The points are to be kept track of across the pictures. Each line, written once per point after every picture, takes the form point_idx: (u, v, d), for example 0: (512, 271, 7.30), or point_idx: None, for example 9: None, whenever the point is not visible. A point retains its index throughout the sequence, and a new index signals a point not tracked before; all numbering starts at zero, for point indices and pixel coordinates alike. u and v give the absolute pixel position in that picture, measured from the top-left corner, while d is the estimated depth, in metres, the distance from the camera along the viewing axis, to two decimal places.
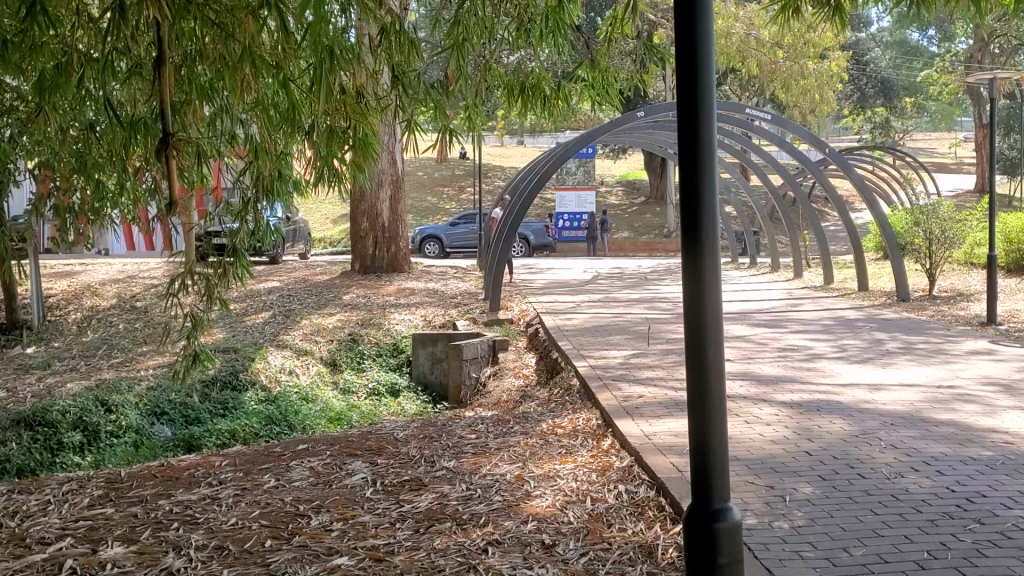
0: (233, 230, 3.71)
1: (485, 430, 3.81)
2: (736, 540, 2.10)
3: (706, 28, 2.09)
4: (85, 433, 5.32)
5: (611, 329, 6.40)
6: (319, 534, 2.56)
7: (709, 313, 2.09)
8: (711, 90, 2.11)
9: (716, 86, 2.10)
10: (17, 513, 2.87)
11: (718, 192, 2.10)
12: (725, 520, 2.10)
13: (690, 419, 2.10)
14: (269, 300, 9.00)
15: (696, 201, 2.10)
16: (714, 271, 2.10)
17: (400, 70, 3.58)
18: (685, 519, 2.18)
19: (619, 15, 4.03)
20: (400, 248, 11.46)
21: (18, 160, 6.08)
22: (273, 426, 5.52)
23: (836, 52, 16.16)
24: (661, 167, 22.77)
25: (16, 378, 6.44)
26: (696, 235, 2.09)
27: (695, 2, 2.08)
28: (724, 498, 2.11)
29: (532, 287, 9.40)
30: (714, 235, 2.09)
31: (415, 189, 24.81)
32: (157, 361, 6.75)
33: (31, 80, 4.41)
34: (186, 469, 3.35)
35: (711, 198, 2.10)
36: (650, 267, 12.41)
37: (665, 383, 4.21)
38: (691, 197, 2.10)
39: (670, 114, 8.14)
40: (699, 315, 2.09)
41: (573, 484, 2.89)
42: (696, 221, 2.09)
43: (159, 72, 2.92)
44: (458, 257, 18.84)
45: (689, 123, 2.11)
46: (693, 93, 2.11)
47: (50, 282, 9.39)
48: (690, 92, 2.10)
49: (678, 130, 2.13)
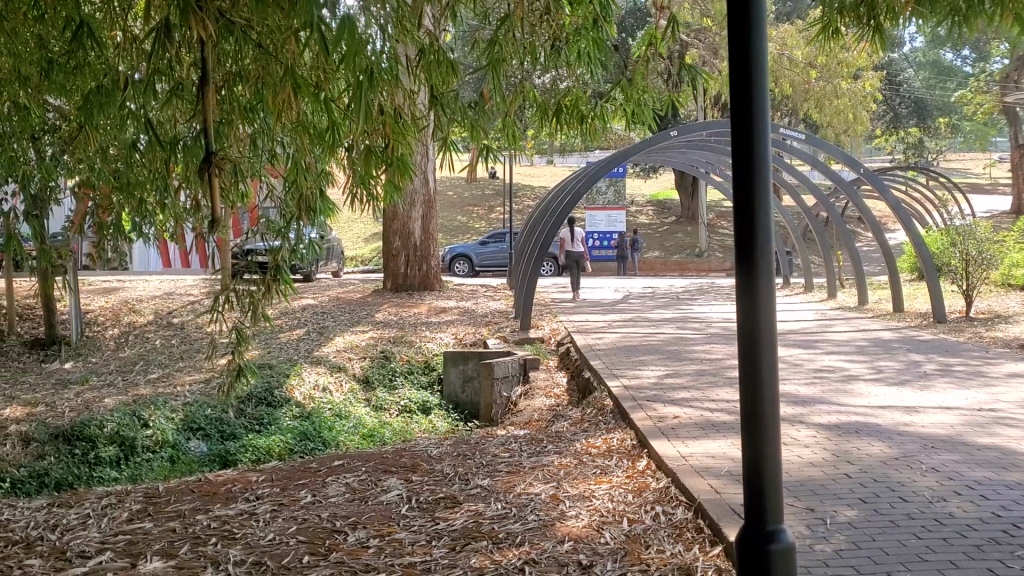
0: (277, 248, 3.87)
1: (519, 448, 3.80)
2: (791, 563, 2.07)
3: (761, 50, 2.10)
4: (122, 447, 5.36)
5: (645, 349, 6.37)
6: (356, 550, 2.56)
7: (763, 334, 2.08)
8: (766, 111, 2.11)
9: (770, 106, 2.11)
10: (57, 527, 2.89)
11: (773, 212, 2.10)
12: (779, 542, 2.07)
13: (744, 438, 2.09)
14: (303, 317, 9.06)
15: (751, 221, 2.10)
16: (769, 292, 2.09)
17: (439, 91, 3.61)
18: (738, 540, 2.16)
19: (657, 34, 4.01)
20: (432, 266, 11.52)
21: (60, 178, 6.18)
22: (307, 441, 5.56)
23: (871, 73, 16.14)
24: (694, 186, 22.70)
25: (56, 392, 6.52)
26: (750, 255, 2.09)
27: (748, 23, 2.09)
28: (778, 520, 2.09)
29: (562, 306, 9.40)
30: (769, 254, 2.09)
31: (446, 208, 24.95)
32: (194, 376, 6.81)
33: (73, 101, 4.49)
34: (223, 484, 3.37)
35: (765, 218, 2.10)
36: (681, 287, 12.37)
37: (701, 404, 4.19)
38: (745, 217, 2.11)
39: (702, 134, 8.13)
40: (754, 336, 2.09)
41: (609, 504, 2.88)
42: (751, 240, 2.10)
43: (204, 92, 2.98)
44: (489, 276, 18.89)
45: (744, 143, 2.11)
46: (748, 113, 2.11)
47: (89, 298, 9.50)
48: (745, 112, 2.11)
49: (733, 152, 2.13)
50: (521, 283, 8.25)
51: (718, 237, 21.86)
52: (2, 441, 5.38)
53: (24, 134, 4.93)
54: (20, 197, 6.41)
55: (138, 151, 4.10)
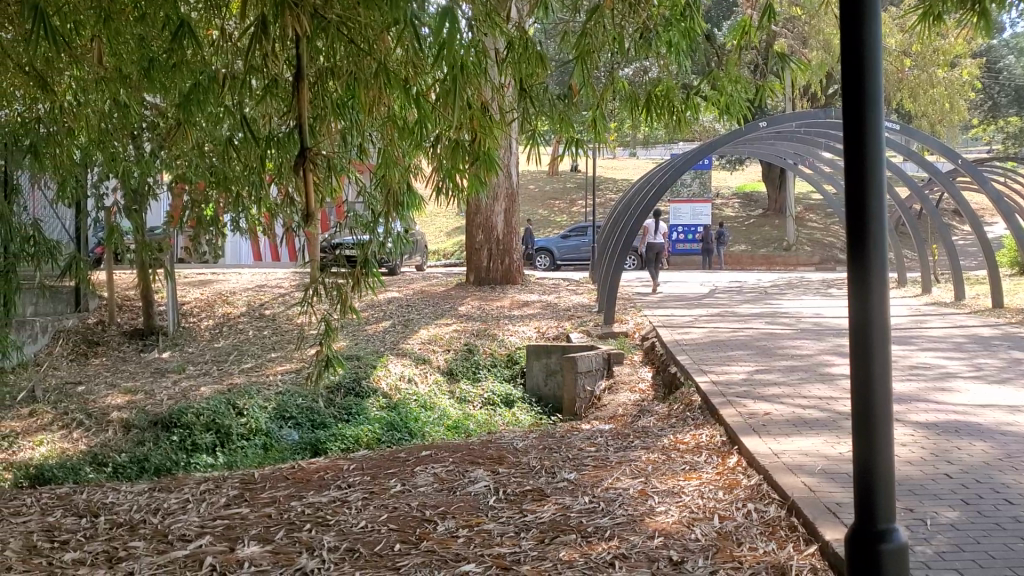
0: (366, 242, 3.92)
1: (606, 443, 3.78)
2: (903, 563, 2.02)
3: (874, 39, 2.05)
4: (217, 435, 5.51)
5: (732, 344, 6.27)
6: (446, 540, 2.58)
7: (876, 330, 2.04)
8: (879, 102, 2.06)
9: (884, 98, 2.06)
10: (158, 510, 3.00)
11: (887, 205, 2.05)
12: (891, 542, 2.03)
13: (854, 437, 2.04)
14: (389, 310, 9.19)
15: (863, 215, 2.05)
16: (882, 287, 2.05)
17: (528, 85, 3.59)
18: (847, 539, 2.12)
19: (750, 23, 3.93)
20: (514, 260, 11.55)
21: (158, 173, 6.38)
22: (394, 432, 5.64)
23: (969, 61, 15.58)
24: (780, 178, 22.25)
25: (154, 381, 6.75)
26: (863, 249, 2.05)
27: (862, 12, 2.04)
28: (889, 520, 2.04)
29: (646, 301, 9.33)
30: (882, 248, 2.05)
31: (529, 202, 24.99)
32: (285, 367, 6.97)
33: (172, 99, 4.64)
34: (315, 472, 3.44)
35: (878, 212, 2.05)
36: (768, 281, 12.15)
37: (791, 401, 4.10)
38: (858, 211, 2.06)
39: (792, 125, 7.95)
40: (866, 333, 2.05)
41: (699, 501, 2.85)
42: (863, 234, 2.05)
43: (298, 87, 3.02)
44: (571, 270, 18.87)
45: (856, 135, 2.07)
46: (860, 104, 2.06)
47: (184, 289, 9.80)
48: (857, 103, 2.07)
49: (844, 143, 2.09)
50: (605, 277, 8.21)
51: (806, 231, 21.41)
52: (105, 427, 5.58)
53: (125, 132, 5.11)
54: (120, 192, 6.64)
55: (233, 145, 4.19)
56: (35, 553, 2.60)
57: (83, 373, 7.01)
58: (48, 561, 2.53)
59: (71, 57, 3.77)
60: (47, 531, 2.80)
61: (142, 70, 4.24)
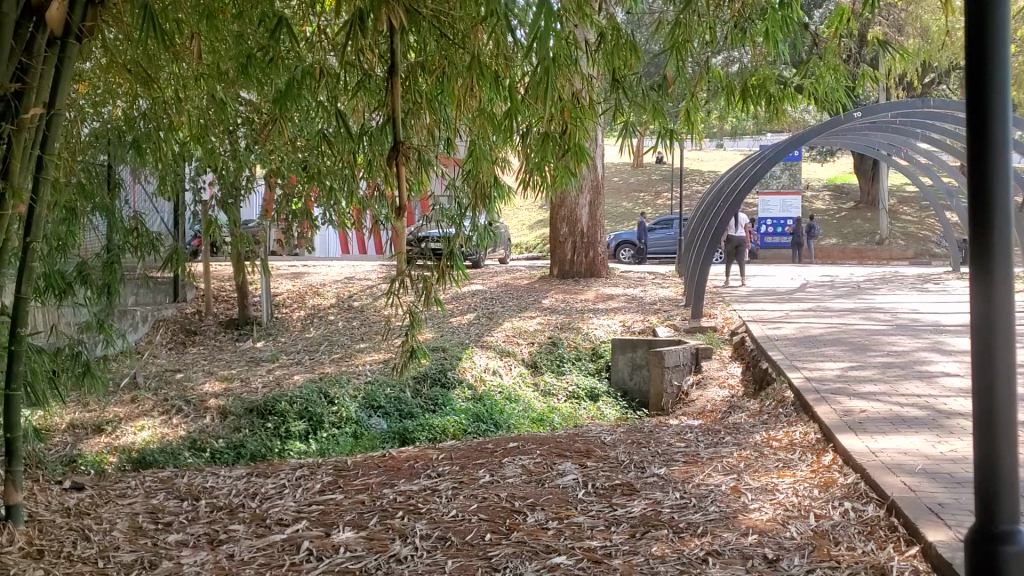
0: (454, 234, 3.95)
1: (696, 439, 3.74)
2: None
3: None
4: (309, 423, 5.63)
5: (824, 340, 6.13)
6: (536, 531, 2.59)
7: (1000, 317, 1.88)
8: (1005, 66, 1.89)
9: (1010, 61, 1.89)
10: (256, 495, 3.08)
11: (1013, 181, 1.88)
12: (1015, 545, 1.89)
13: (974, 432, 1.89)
14: (475, 302, 9.26)
15: (985, 192, 1.89)
16: (1005, 269, 1.89)
17: (621, 76, 3.55)
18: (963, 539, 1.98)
19: (849, 11, 3.83)
20: (599, 253, 11.50)
21: (252, 168, 6.53)
22: (481, 423, 5.69)
23: None
24: (872, 170, 21.65)
25: (248, 369, 6.93)
26: (985, 228, 1.89)
27: None
28: (1013, 521, 1.90)
29: (734, 295, 9.19)
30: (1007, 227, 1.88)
31: (613, 194, 24.87)
32: (373, 357, 7.09)
33: (267, 94, 4.74)
34: (406, 461, 3.49)
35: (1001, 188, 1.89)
36: (861, 276, 11.85)
37: (888, 399, 4.00)
38: (979, 187, 1.90)
39: (888, 114, 7.72)
40: (988, 320, 1.89)
41: (794, 498, 2.79)
42: (985, 212, 1.89)
43: (392, 80, 3.03)
44: (656, 263, 18.71)
45: (979, 104, 1.90)
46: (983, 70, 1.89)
47: (277, 280, 10.05)
48: (979, 69, 1.90)
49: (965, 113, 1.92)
50: (692, 271, 8.11)
51: (900, 224, 20.80)
52: (203, 414, 5.75)
53: (222, 127, 5.24)
54: (216, 186, 6.84)
55: (326, 139, 4.25)
56: (142, 533, 2.70)
57: (181, 361, 7.24)
58: (153, 542, 2.63)
59: (173, 54, 3.88)
60: (152, 513, 2.90)
61: (239, 66, 4.34)
